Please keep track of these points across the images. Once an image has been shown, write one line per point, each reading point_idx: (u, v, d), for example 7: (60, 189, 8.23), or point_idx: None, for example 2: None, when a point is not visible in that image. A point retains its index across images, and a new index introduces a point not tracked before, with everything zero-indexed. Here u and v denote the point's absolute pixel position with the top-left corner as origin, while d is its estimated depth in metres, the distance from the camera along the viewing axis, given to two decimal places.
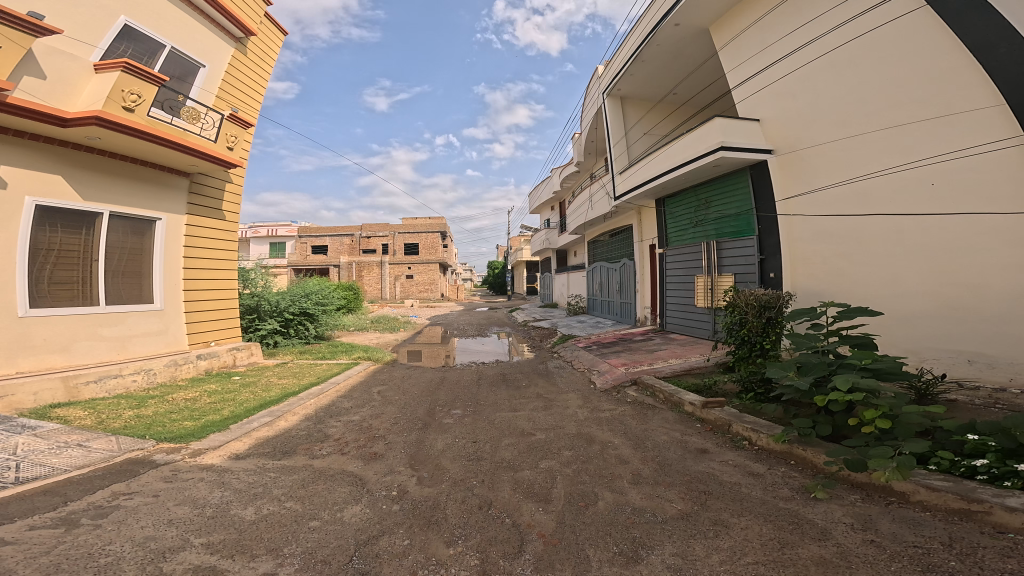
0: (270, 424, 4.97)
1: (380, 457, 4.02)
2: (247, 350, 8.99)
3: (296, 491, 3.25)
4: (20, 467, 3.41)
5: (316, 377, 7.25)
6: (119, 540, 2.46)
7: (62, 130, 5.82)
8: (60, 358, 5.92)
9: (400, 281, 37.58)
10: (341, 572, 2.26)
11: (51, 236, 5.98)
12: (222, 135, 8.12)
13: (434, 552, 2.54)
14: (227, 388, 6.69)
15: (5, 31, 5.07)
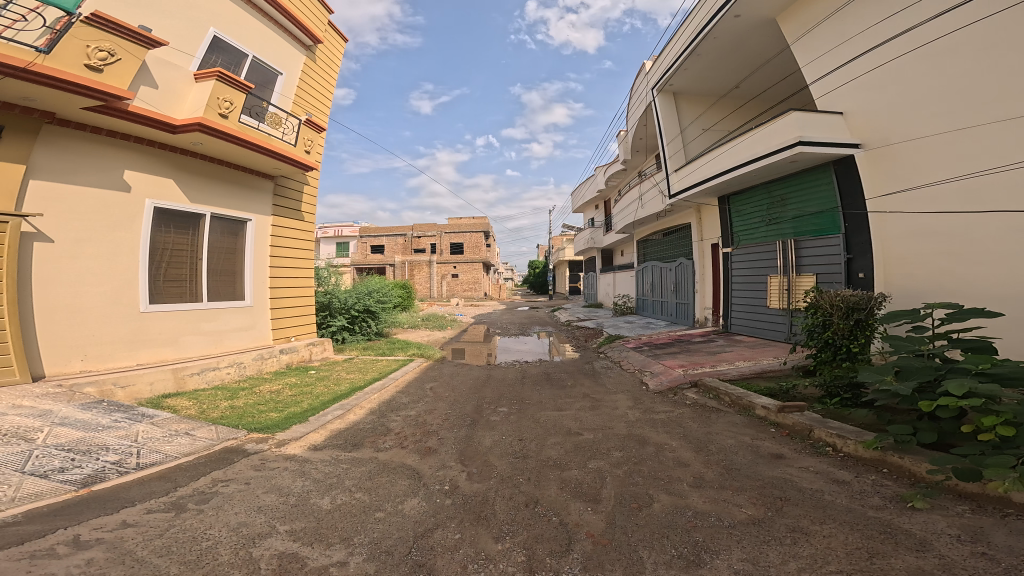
0: (342, 416, 5.43)
1: (434, 452, 4.26)
2: (320, 345, 9.85)
3: (364, 482, 3.54)
4: (139, 453, 4.02)
5: (378, 373, 7.77)
6: (216, 526, 2.84)
7: (172, 137, 6.62)
8: (170, 350, 6.83)
9: (446, 281, 38.77)
10: (401, 562, 2.42)
11: (166, 236, 6.86)
12: (300, 139, 8.90)
13: (484, 547, 2.65)
14: (305, 381, 7.42)
15: (123, 44, 5.66)
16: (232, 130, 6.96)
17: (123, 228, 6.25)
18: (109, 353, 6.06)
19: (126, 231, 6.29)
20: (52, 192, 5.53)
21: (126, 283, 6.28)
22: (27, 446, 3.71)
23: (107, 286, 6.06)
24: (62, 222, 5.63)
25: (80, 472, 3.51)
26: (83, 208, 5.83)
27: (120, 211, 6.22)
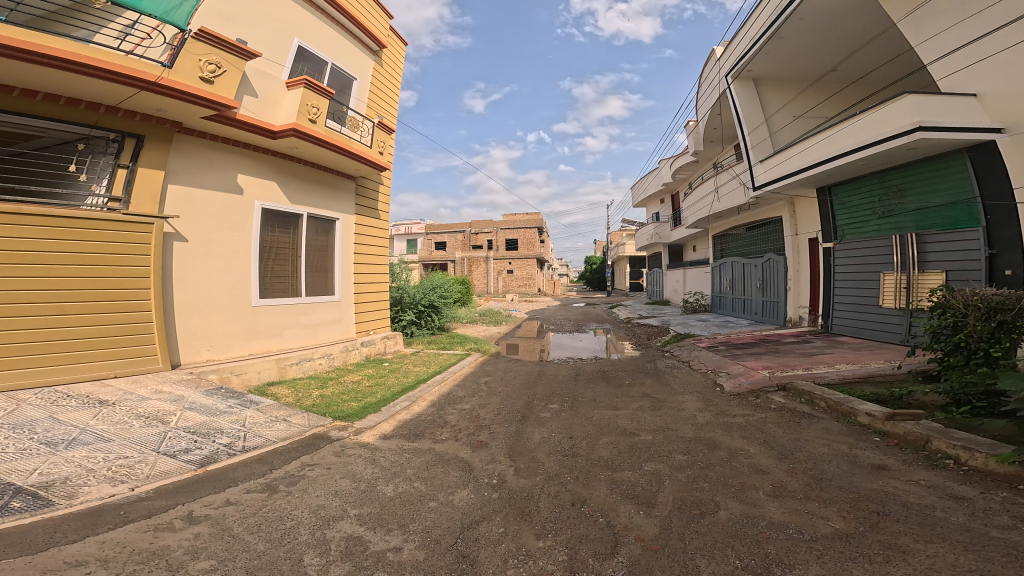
0: (407, 408, 5.88)
1: (485, 445, 4.49)
2: (392, 338, 10.63)
3: (422, 472, 3.86)
4: (245, 436, 4.74)
5: (440, 366, 8.24)
6: (300, 507, 3.30)
7: (271, 142, 7.38)
8: (274, 342, 7.64)
9: (502, 276, 39.48)
10: (448, 551, 2.65)
11: (272, 236, 7.74)
12: (375, 141, 9.72)
13: (526, 543, 2.79)
14: (380, 373, 8.11)
15: (228, 57, 6.35)
16: (319, 133, 7.66)
17: (238, 228, 7.10)
18: (227, 344, 6.91)
19: (242, 232, 7.18)
20: (185, 196, 6.39)
21: (240, 279, 7.12)
22: (161, 428, 4.52)
23: (226, 282, 6.91)
24: (192, 223, 6.48)
25: (199, 453, 4.24)
26: (209, 210, 6.68)
27: (235, 214, 7.07)
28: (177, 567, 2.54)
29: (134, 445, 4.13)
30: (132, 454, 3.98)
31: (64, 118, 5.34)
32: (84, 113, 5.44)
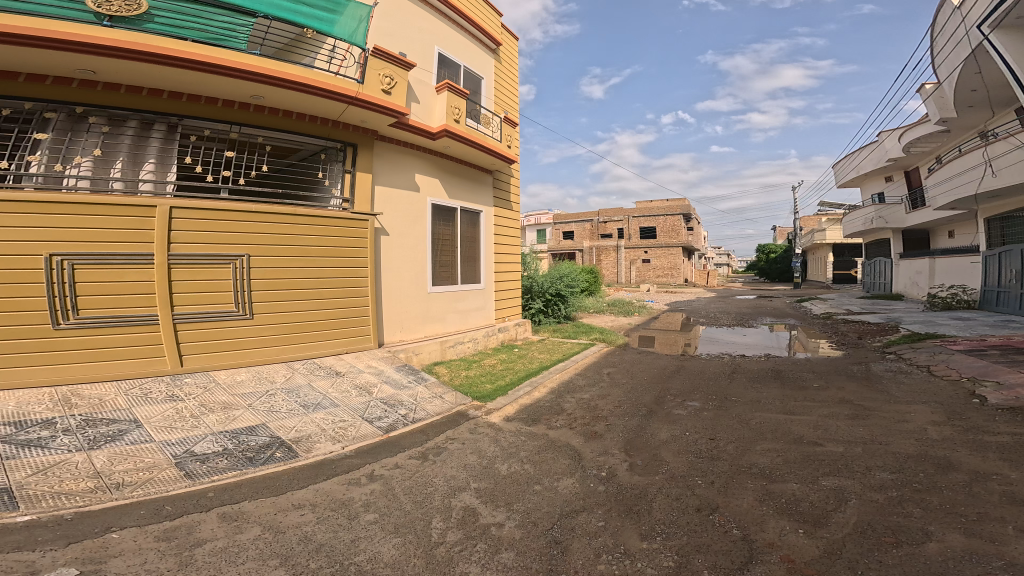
0: (529, 393, 5.90)
1: (599, 437, 4.36)
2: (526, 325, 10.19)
3: (532, 455, 3.97)
4: (415, 408, 4.99)
5: (557, 355, 8.15)
6: (438, 475, 3.60)
7: (431, 143, 7.36)
8: (438, 326, 7.64)
9: (636, 265, 37.44)
10: (542, 535, 2.70)
11: (442, 228, 7.83)
12: (508, 135, 9.11)
13: (625, 541, 2.63)
14: (509, 357, 8.00)
15: (396, 70, 6.35)
16: (467, 134, 7.54)
17: (419, 222, 7.35)
18: (410, 327, 7.17)
19: (417, 226, 7.29)
20: (388, 196, 6.87)
21: (419, 266, 7.35)
22: (366, 397, 5.12)
23: (411, 270, 7.18)
24: (389, 218, 6.87)
25: (384, 420, 4.69)
26: (399, 207, 7.02)
27: (417, 209, 7.31)
28: (352, 517, 3.05)
29: (350, 410, 4.81)
30: (346, 418, 4.62)
31: (303, 131, 5.98)
32: (319, 127, 6.04)
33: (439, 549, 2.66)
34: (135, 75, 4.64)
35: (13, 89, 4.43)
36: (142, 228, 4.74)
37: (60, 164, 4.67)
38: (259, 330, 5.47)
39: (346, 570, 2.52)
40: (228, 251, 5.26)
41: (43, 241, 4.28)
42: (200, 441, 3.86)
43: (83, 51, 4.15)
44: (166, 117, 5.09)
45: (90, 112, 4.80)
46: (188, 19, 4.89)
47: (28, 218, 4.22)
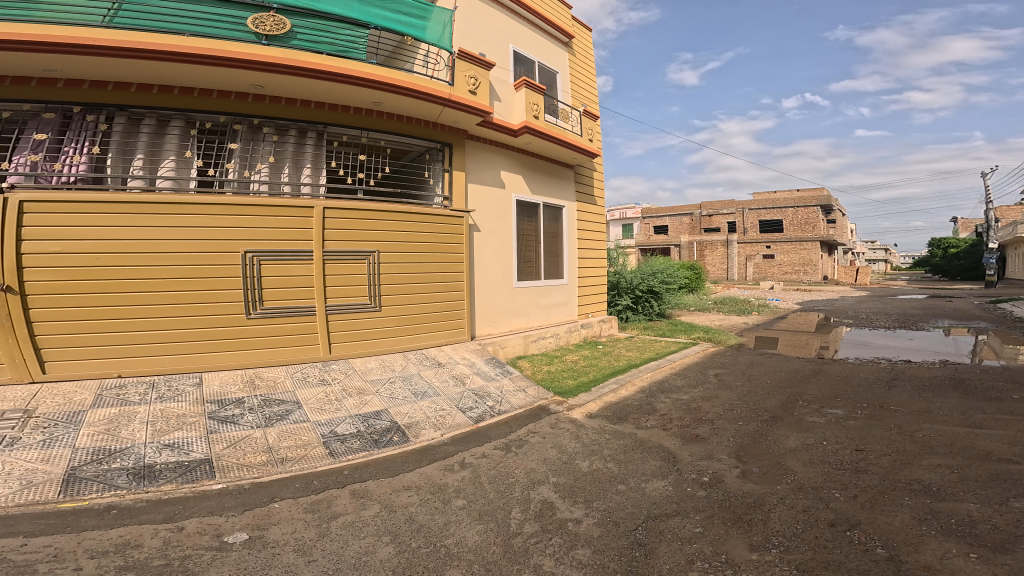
0: (616, 390, 5.46)
1: (702, 440, 3.87)
2: (609, 323, 9.54)
3: (618, 454, 3.68)
4: (501, 399, 4.90)
5: (654, 354, 7.44)
6: (519, 466, 3.54)
7: (514, 140, 6.95)
8: (521, 320, 7.37)
9: (754, 262, 33.00)
10: (625, 536, 2.48)
11: (526, 224, 7.49)
12: (586, 130, 8.58)
13: (730, 551, 2.27)
14: (595, 354, 7.48)
15: (480, 72, 5.97)
16: (547, 130, 7.11)
17: (506, 217, 7.04)
18: (497, 320, 6.92)
19: (505, 221, 7.00)
20: (480, 194, 6.57)
21: (507, 263, 7.06)
22: (461, 387, 4.99)
23: (498, 265, 6.91)
24: (481, 215, 6.61)
25: (474, 410, 4.57)
26: (488, 204, 6.72)
27: (503, 207, 6.98)
28: (444, 501, 3.12)
29: (447, 399, 4.70)
30: (444, 407, 4.53)
31: (411, 134, 5.78)
32: (422, 129, 5.81)
33: (516, 539, 2.62)
34: (293, 87, 4.70)
35: (203, 104, 4.65)
36: (303, 228, 4.92)
37: (242, 171, 4.93)
38: (386, 322, 5.44)
39: (438, 552, 2.59)
40: (363, 248, 5.27)
41: (236, 240, 4.63)
42: (343, 422, 4.07)
43: (254, 67, 4.26)
44: (314, 125, 5.18)
45: (263, 123, 4.98)
46: (318, 34, 4.90)
47: (221, 220, 4.56)
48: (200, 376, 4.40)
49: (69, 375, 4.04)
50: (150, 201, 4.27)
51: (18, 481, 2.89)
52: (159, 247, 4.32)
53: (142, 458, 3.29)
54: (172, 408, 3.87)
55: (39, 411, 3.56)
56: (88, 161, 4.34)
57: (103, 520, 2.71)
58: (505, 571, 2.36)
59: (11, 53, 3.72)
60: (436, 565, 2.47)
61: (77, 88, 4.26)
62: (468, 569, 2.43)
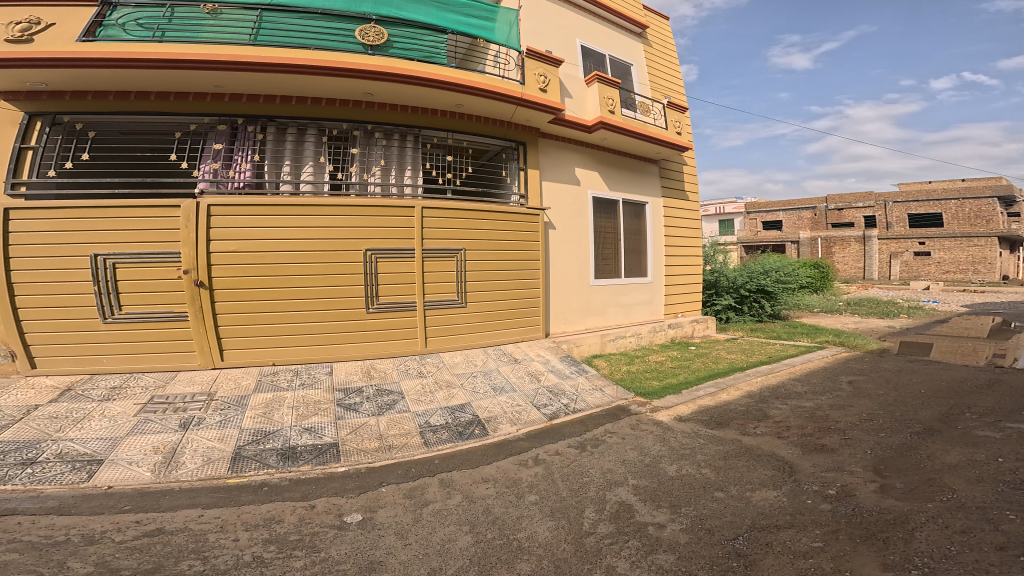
0: (714, 394, 4.84)
1: (827, 451, 3.24)
2: (704, 323, 8.70)
3: (716, 461, 3.22)
4: (576, 398, 4.69)
5: (766, 358, 6.48)
6: (595, 466, 3.32)
7: (588, 136, 6.76)
8: (597, 318, 7.09)
9: (905, 260, 27.05)
10: (720, 544, 2.18)
11: (603, 222, 7.25)
12: (671, 122, 8.09)
13: (860, 571, 1.87)
14: (687, 356, 6.82)
15: (550, 69, 5.87)
16: (624, 124, 6.84)
17: (582, 213, 6.86)
18: (572, 318, 6.74)
19: (582, 219, 6.83)
20: (554, 191, 6.46)
21: (584, 260, 6.86)
22: (537, 384, 4.90)
23: (574, 264, 6.75)
24: (556, 213, 6.49)
25: (549, 408, 4.43)
26: (563, 201, 6.59)
27: (578, 204, 6.80)
28: (518, 495, 3.03)
29: (524, 395, 4.62)
30: (520, 403, 4.46)
31: (486, 133, 5.78)
32: (495, 128, 5.80)
33: (588, 538, 2.45)
34: (399, 93, 4.86)
35: (329, 113, 4.94)
36: (405, 228, 5.06)
37: (362, 174, 5.14)
38: (465, 320, 5.50)
39: (509, 545, 2.52)
40: (452, 246, 5.34)
41: (360, 241, 4.87)
42: (435, 413, 4.17)
43: (366, 77, 4.45)
44: (411, 129, 5.28)
45: (375, 128, 5.16)
46: (405, 41, 5.21)
47: (348, 221, 4.82)
48: (331, 366, 4.77)
49: (238, 362, 4.58)
50: (298, 203, 4.63)
51: (202, 458, 3.31)
52: (302, 246, 4.66)
53: (289, 440, 3.61)
54: (311, 394, 4.23)
55: (219, 393, 4.11)
56: (252, 167, 4.75)
57: (259, 496, 2.99)
58: (575, 569, 2.21)
59: (189, 71, 4.18)
60: (509, 558, 2.40)
61: (236, 101, 4.69)
62: (539, 565, 2.32)
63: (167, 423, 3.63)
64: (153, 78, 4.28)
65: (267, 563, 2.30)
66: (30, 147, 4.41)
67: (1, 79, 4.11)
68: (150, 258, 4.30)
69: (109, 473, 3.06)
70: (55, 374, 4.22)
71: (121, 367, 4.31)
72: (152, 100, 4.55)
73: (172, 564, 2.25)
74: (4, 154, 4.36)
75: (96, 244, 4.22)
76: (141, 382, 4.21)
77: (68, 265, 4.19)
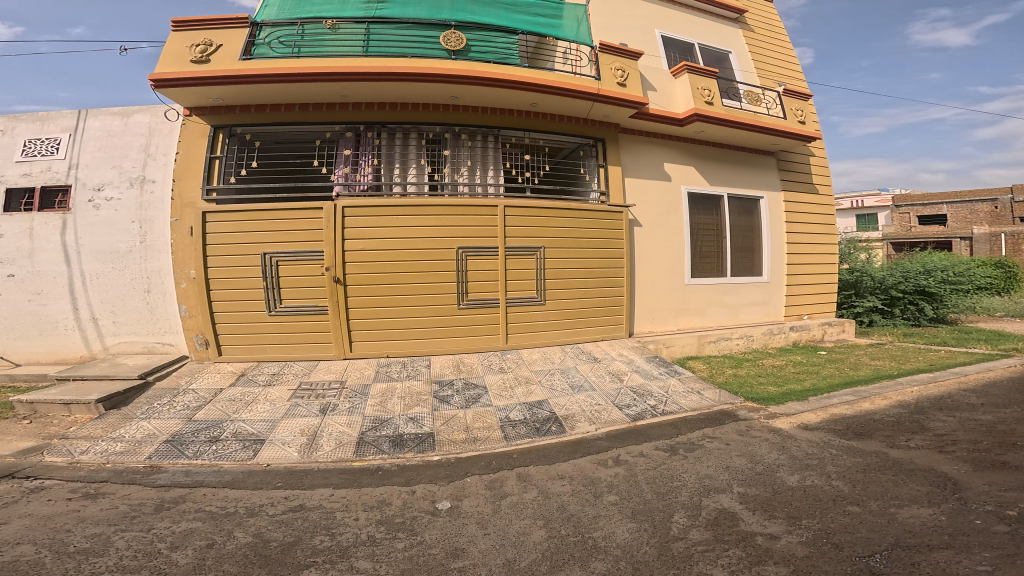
0: (852, 402, 4.02)
1: (1013, 470, 2.56)
2: (838, 325, 7.55)
3: (852, 473, 2.69)
4: (666, 400, 4.30)
5: (926, 365, 5.26)
6: (689, 471, 2.97)
7: (681, 129, 6.45)
8: (696, 319, 6.63)
9: None
10: (851, 564, 1.86)
11: (700, 217, 6.77)
12: (789, 110, 7.29)
13: None
14: (813, 361, 5.82)
15: (629, 62, 5.81)
16: (724, 114, 6.38)
17: (675, 211, 6.50)
18: (662, 318, 6.37)
19: (677, 215, 6.50)
20: (639, 187, 6.23)
21: (677, 259, 6.48)
22: (618, 383, 4.64)
23: (666, 262, 6.39)
24: (643, 210, 6.24)
25: (632, 408, 4.13)
26: (652, 197, 6.32)
27: (669, 200, 6.45)
28: (595, 495, 2.84)
29: (604, 394, 4.41)
30: (599, 402, 4.25)
31: (564, 131, 5.79)
32: (573, 126, 5.80)
33: (677, 543, 2.20)
34: (484, 96, 5.09)
35: (424, 117, 5.20)
36: (488, 226, 5.22)
37: (453, 174, 5.36)
38: (538, 316, 5.49)
39: (585, 543, 2.36)
40: (532, 243, 5.41)
41: (453, 240, 5.12)
42: (515, 409, 4.17)
43: (457, 82, 4.74)
44: (492, 129, 5.46)
45: (461, 130, 5.36)
46: (480, 44, 5.43)
47: (445, 221, 5.10)
48: (429, 359, 5.06)
49: (363, 353, 5.02)
50: (406, 203, 4.96)
51: (334, 441, 3.68)
52: (414, 245, 5.01)
53: (397, 428, 3.88)
54: (414, 386, 4.54)
55: (350, 382, 4.58)
56: (373, 171, 5.10)
57: (376, 479, 3.23)
58: (659, 573, 2.01)
59: (317, 83, 4.52)
60: (582, 556, 2.24)
61: (347, 110, 5.06)
62: (616, 565, 2.14)
63: (311, 408, 4.13)
64: (278, 90, 4.65)
65: (379, 542, 2.46)
66: (217, 157, 4.94)
67: (192, 96, 4.69)
68: (302, 256, 4.84)
69: (268, 451, 3.51)
70: (233, 360, 4.92)
71: (280, 355, 4.92)
72: (276, 111, 4.97)
73: (308, 537, 2.49)
74: (200, 163, 4.90)
75: (265, 245, 4.81)
76: (292, 369, 4.79)
77: (244, 262, 4.80)
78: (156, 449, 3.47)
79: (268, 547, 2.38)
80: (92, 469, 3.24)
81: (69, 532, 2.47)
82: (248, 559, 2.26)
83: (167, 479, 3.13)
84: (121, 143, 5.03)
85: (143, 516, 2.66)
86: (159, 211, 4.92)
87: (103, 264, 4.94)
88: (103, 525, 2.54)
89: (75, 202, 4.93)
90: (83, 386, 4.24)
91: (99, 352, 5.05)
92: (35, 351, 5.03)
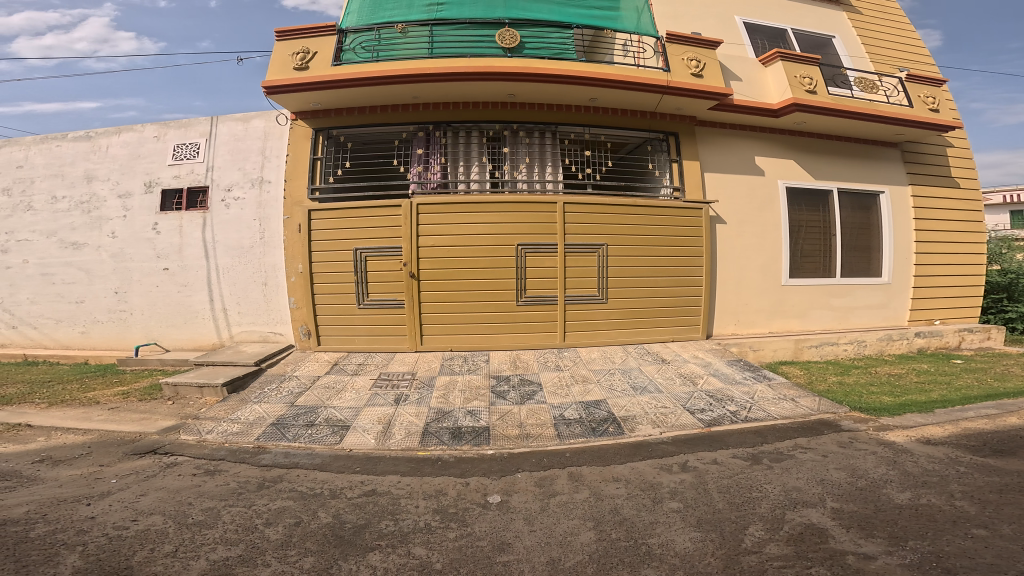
0: (995, 417, 3.28)
1: None
2: (981, 331, 6.26)
3: (984, 494, 2.25)
4: (750, 407, 3.80)
5: None
6: (773, 482, 2.57)
7: (776, 121, 5.94)
8: (797, 322, 5.90)
9: None
10: None
11: (800, 214, 6.07)
12: (916, 96, 6.32)
13: None
14: (945, 369, 4.82)
15: (707, 52, 5.57)
16: (829, 102, 5.74)
17: (767, 207, 5.91)
18: (750, 320, 5.77)
19: (772, 212, 5.91)
20: (720, 180, 5.81)
21: (769, 258, 5.85)
22: (691, 387, 4.24)
23: (755, 262, 5.80)
24: (728, 207, 5.79)
25: (707, 413, 3.73)
26: (740, 193, 5.84)
27: (758, 196, 5.90)
28: (654, 500, 2.59)
29: (672, 397, 4.06)
30: (666, 405, 3.92)
31: (630, 125, 5.68)
32: (638, 119, 5.67)
33: (749, 557, 1.93)
34: (540, 92, 5.22)
35: (485, 116, 5.51)
36: (548, 222, 5.25)
37: (512, 171, 5.53)
38: (595, 316, 5.31)
39: (637, 549, 2.15)
40: (594, 241, 5.30)
41: (514, 236, 5.23)
42: (570, 407, 4.02)
43: (512, 79, 4.93)
44: (548, 125, 5.56)
45: (519, 127, 5.55)
46: (535, 41, 5.60)
47: (508, 218, 5.23)
48: (489, 354, 5.17)
49: (433, 346, 5.30)
50: (472, 201, 5.20)
51: (404, 430, 3.87)
52: (480, 243, 5.22)
53: (457, 421, 3.96)
54: (473, 380, 4.64)
55: (420, 373, 4.84)
56: (441, 169, 5.49)
57: (435, 468, 3.31)
58: None
59: (389, 85, 5.05)
60: (633, 562, 2.05)
61: (417, 112, 5.53)
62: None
63: (387, 398, 4.41)
64: (359, 95, 5.27)
65: (433, 531, 2.50)
66: (318, 158, 5.64)
67: (296, 102, 5.42)
68: (386, 252, 5.29)
69: (352, 437, 3.81)
70: (328, 350, 5.49)
71: (365, 345, 5.38)
72: (360, 113, 5.57)
73: (376, 521, 2.62)
74: (304, 163, 5.62)
75: (357, 241, 5.33)
76: (374, 360, 5.21)
77: (339, 259, 5.38)
78: (263, 431, 3.96)
79: (343, 528, 2.54)
80: (214, 447, 3.76)
81: (190, 504, 2.84)
82: (326, 538, 2.44)
83: (270, 459, 3.54)
84: (244, 146, 6.05)
85: (247, 492, 3.01)
86: (274, 209, 5.83)
87: (230, 259, 5.92)
88: (216, 499, 2.90)
89: (212, 202, 6.01)
90: (211, 371, 5.04)
91: (225, 339, 6.01)
92: (180, 338, 6.14)
